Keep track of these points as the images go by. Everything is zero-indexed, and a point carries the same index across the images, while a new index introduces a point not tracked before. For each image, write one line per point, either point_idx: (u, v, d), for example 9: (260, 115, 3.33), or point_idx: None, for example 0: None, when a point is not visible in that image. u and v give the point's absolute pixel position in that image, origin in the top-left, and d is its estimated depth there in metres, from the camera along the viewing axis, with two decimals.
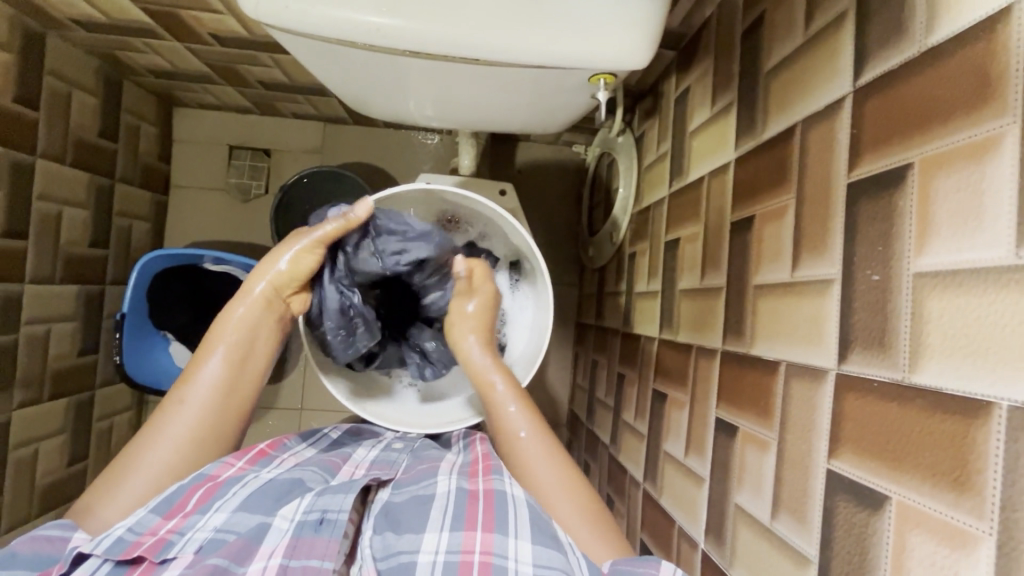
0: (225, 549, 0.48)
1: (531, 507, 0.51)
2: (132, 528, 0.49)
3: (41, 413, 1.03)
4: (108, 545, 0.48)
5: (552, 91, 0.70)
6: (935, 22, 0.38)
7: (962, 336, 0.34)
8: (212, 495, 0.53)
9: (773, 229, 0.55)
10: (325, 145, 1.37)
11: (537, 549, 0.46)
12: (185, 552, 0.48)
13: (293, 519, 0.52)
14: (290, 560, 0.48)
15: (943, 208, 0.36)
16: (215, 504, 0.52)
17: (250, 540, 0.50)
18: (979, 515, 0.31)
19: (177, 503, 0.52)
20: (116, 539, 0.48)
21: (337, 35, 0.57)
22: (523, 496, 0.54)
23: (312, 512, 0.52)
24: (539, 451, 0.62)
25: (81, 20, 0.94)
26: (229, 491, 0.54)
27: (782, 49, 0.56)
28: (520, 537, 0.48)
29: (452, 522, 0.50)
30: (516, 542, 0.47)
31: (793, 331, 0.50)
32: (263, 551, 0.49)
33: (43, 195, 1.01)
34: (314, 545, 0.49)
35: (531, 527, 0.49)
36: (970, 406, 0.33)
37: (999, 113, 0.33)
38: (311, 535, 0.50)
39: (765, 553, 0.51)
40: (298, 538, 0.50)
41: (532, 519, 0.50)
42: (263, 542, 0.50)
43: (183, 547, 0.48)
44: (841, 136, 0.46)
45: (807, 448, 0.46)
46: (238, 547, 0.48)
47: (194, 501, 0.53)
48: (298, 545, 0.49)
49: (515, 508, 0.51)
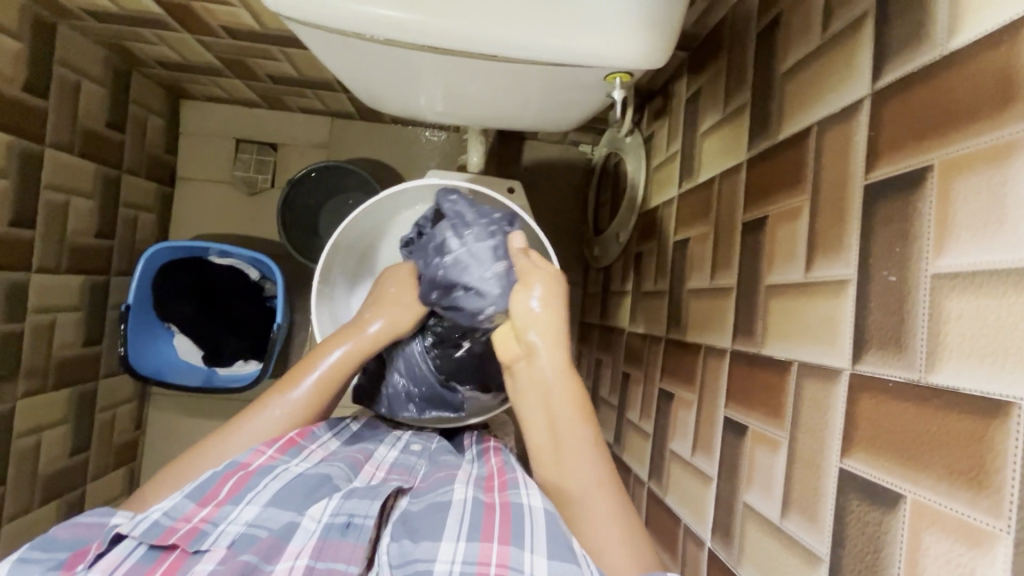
0: (256, 546, 0.48)
1: (548, 518, 0.50)
2: (168, 512, 0.50)
3: (45, 402, 1.03)
4: (144, 529, 0.48)
5: (567, 89, 0.70)
6: (957, 26, 0.38)
7: (980, 337, 0.34)
8: (243, 486, 0.54)
9: (786, 230, 0.55)
10: (332, 140, 1.37)
11: (554, 563, 0.45)
12: (218, 545, 0.48)
13: (320, 520, 0.51)
14: (316, 561, 0.48)
15: (962, 210, 0.36)
16: (247, 496, 0.53)
17: (280, 537, 0.49)
18: (996, 514, 0.32)
19: (210, 492, 0.53)
20: (152, 523, 0.49)
21: (356, 29, 0.58)
22: (542, 505, 0.51)
23: (340, 515, 0.51)
24: (585, 441, 0.58)
25: (92, 9, 0.93)
26: (260, 483, 0.54)
27: (799, 51, 0.57)
28: (536, 551, 0.47)
29: (468, 532, 0.50)
30: (532, 557, 0.46)
31: (806, 331, 0.50)
32: (290, 551, 0.48)
33: (50, 184, 1.01)
34: (340, 548, 0.49)
35: (547, 539, 0.47)
36: (989, 406, 0.33)
37: (1021, 116, 0.33)
38: (337, 538, 0.50)
39: (774, 551, 0.51)
40: (325, 540, 0.49)
41: (548, 530, 0.48)
42: (292, 540, 0.49)
43: (216, 539, 0.48)
44: (859, 138, 0.46)
45: (819, 447, 0.47)
46: (269, 545, 0.48)
47: (226, 490, 0.53)
48: (324, 547, 0.49)
49: (531, 519, 0.50)
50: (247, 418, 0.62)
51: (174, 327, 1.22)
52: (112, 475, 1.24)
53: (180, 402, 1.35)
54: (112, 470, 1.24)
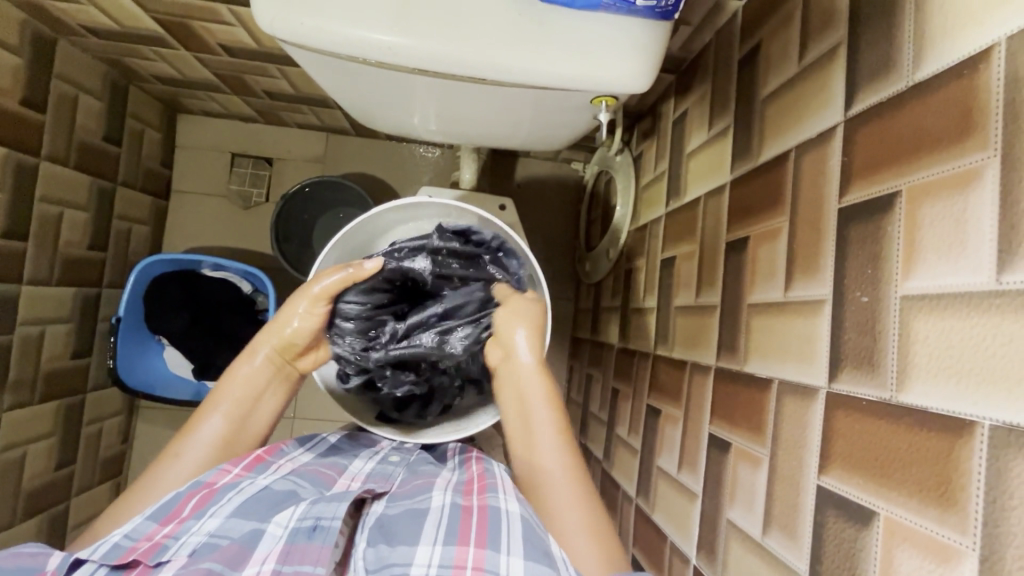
0: (220, 554, 0.48)
1: (524, 523, 0.51)
2: (128, 535, 0.50)
3: (32, 414, 1.02)
4: (104, 552, 0.48)
5: (555, 110, 0.72)
6: (922, 58, 0.40)
7: (946, 357, 0.35)
8: (208, 501, 0.54)
9: (767, 250, 0.56)
10: (327, 155, 1.39)
11: (530, 565, 0.46)
12: (179, 555, 0.48)
13: (287, 525, 0.52)
14: (282, 566, 0.48)
15: (928, 235, 0.37)
16: (211, 509, 0.53)
17: (244, 546, 0.49)
18: (962, 530, 0.33)
19: (173, 510, 0.53)
20: (113, 545, 0.49)
21: (349, 51, 0.59)
22: (519, 511, 0.53)
23: (306, 519, 0.52)
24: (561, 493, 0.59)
25: (92, 26, 0.95)
26: (223, 497, 0.55)
27: (778, 77, 0.59)
28: (511, 553, 0.47)
29: (445, 536, 0.50)
30: (508, 559, 0.47)
31: (786, 349, 0.51)
32: (256, 558, 0.49)
33: (44, 197, 1.01)
34: (306, 552, 0.49)
35: (524, 544, 0.49)
36: (955, 425, 0.34)
37: (979, 146, 0.34)
38: (304, 542, 0.50)
39: (756, 568, 0.52)
40: (291, 545, 0.49)
41: (524, 536, 0.49)
42: (257, 548, 0.50)
43: (177, 550, 0.48)
44: (833, 163, 0.48)
45: (798, 464, 0.47)
46: (233, 553, 0.48)
47: (190, 507, 0.54)
48: (291, 551, 0.49)
49: (509, 525, 0.51)
50: (179, 442, 0.62)
51: (163, 339, 1.23)
52: (97, 490, 1.22)
53: (169, 415, 1.34)
54: (98, 484, 1.23)
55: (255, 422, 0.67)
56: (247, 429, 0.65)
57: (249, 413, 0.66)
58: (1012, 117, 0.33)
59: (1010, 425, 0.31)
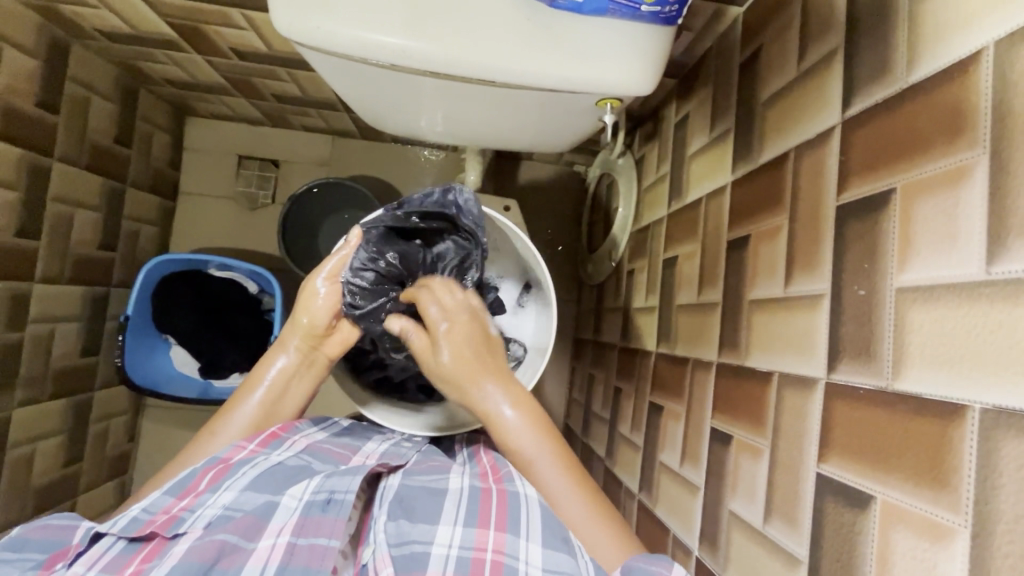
0: (234, 525, 0.50)
1: (543, 508, 0.53)
2: (145, 509, 0.53)
3: (42, 411, 1.04)
4: (123, 525, 0.51)
5: (560, 113, 0.74)
6: (915, 62, 0.42)
7: (939, 346, 0.37)
8: (222, 476, 0.56)
9: (767, 247, 0.58)
10: (333, 157, 1.41)
11: (548, 551, 0.48)
12: (195, 527, 0.50)
13: (302, 498, 0.54)
14: (297, 538, 0.50)
15: (922, 229, 0.39)
16: (225, 483, 0.55)
17: (259, 517, 0.51)
18: (955, 509, 0.34)
19: (189, 486, 0.56)
20: (131, 519, 0.51)
21: (363, 55, 0.61)
22: (537, 495, 0.55)
23: (321, 492, 0.55)
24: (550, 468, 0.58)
25: (106, 30, 0.97)
26: (239, 471, 0.57)
27: (778, 81, 0.61)
28: (531, 539, 0.49)
29: (466, 518, 0.52)
30: (527, 544, 0.49)
31: (786, 343, 0.53)
32: (271, 529, 0.51)
33: (57, 197, 1.03)
34: (322, 524, 0.51)
35: (543, 528, 0.50)
36: (948, 409, 0.35)
37: (970, 144, 0.36)
38: (319, 514, 0.52)
39: (757, 556, 0.53)
40: (306, 517, 0.52)
41: (544, 519, 0.51)
42: (272, 519, 0.52)
43: (192, 523, 0.50)
44: (831, 162, 0.50)
45: (798, 454, 0.49)
46: (247, 524, 0.50)
47: (206, 482, 0.56)
48: (306, 524, 0.51)
49: (528, 508, 0.53)
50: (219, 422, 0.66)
51: (171, 338, 1.24)
52: (103, 487, 1.24)
53: (175, 414, 1.36)
54: (104, 482, 1.24)
55: (286, 406, 0.70)
56: (278, 411, 0.69)
57: (281, 396, 0.69)
58: (1000, 116, 0.35)
59: (1000, 408, 0.32)
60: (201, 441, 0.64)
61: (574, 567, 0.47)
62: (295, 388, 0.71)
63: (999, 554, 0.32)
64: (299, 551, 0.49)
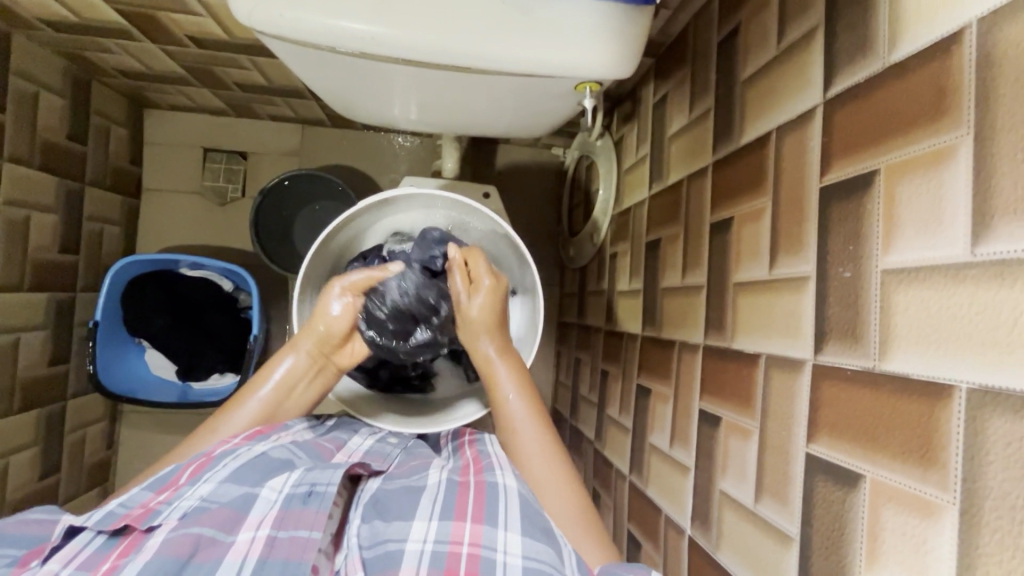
0: (211, 517, 0.48)
1: (522, 501, 0.53)
2: (123, 503, 0.52)
3: (12, 425, 1.00)
4: (99, 519, 0.49)
5: (539, 97, 0.72)
6: (897, 40, 0.41)
7: (924, 327, 0.37)
8: (202, 469, 0.55)
9: (751, 229, 0.58)
10: (303, 147, 1.36)
11: (527, 541, 0.48)
12: (170, 518, 0.48)
13: (281, 490, 0.53)
14: (278, 530, 0.49)
15: (907, 210, 0.39)
16: (205, 475, 0.54)
17: (236, 510, 0.50)
18: (943, 487, 0.35)
19: (170, 479, 0.55)
20: (107, 513, 0.50)
21: (330, 43, 0.58)
22: (516, 487, 0.55)
23: (301, 485, 0.53)
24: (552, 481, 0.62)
25: (50, 19, 0.91)
26: (219, 464, 0.56)
27: (757, 60, 0.60)
28: (509, 529, 0.49)
29: (442, 513, 0.52)
30: (505, 534, 0.48)
31: (772, 325, 0.53)
32: (250, 521, 0.49)
33: (10, 200, 0.98)
34: (302, 516, 0.50)
35: (521, 522, 0.50)
36: (934, 390, 0.36)
37: (953, 124, 0.36)
38: (299, 507, 0.51)
39: (749, 535, 0.54)
40: (286, 510, 0.50)
41: (522, 512, 0.51)
42: (251, 512, 0.51)
43: (169, 514, 0.49)
44: (814, 144, 0.49)
45: (787, 434, 0.50)
46: (226, 516, 0.49)
47: (185, 476, 0.55)
48: (286, 516, 0.50)
49: (506, 500, 0.53)
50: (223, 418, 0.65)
51: (144, 342, 1.20)
52: (85, 497, 1.20)
53: (154, 418, 1.32)
54: (85, 492, 1.21)
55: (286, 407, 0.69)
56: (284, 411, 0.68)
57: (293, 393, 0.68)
58: (984, 95, 0.34)
59: (986, 387, 0.33)
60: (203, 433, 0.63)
61: (551, 556, 0.46)
62: (297, 392, 0.68)
63: (987, 529, 0.32)
64: (279, 544, 0.47)
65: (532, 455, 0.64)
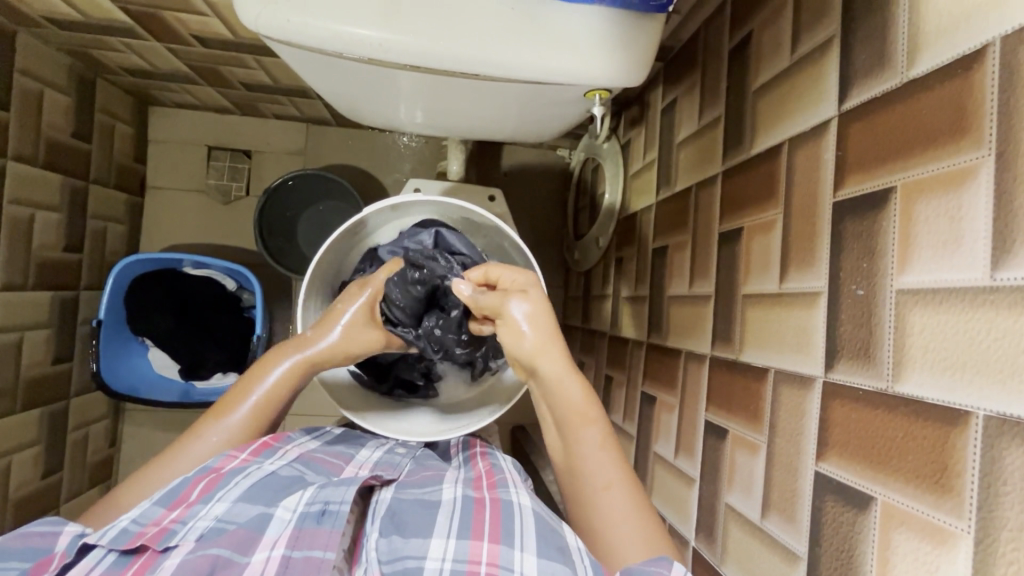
0: (228, 538, 0.49)
1: (537, 520, 0.52)
2: (136, 519, 0.51)
3: (15, 424, 1.00)
4: (113, 536, 0.49)
5: (548, 104, 0.71)
6: (916, 56, 0.41)
7: (940, 351, 0.36)
8: (214, 486, 0.55)
9: (761, 241, 0.57)
10: (308, 146, 1.35)
11: (542, 562, 0.48)
12: (186, 539, 0.49)
13: (296, 509, 0.53)
14: (292, 550, 0.49)
15: (924, 230, 0.38)
16: (218, 493, 0.54)
17: (252, 530, 0.50)
18: (958, 515, 0.34)
19: (181, 495, 0.54)
20: (121, 530, 0.50)
21: (337, 49, 0.57)
22: (531, 505, 0.55)
23: (315, 503, 0.53)
24: (620, 507, 0.57)
25: (55, 17, 0.90)
26: (231, 481, 0.55)
27: (770, 69, 0.59)
28: (525, 549, 0.49)
29: (460, 530, 0.52)
30: (521, 554, 0.48)
31: (782, 340, 0.53)
32: (266, 541, 0.49)
33: (14, 199, 0.97)
34: (317, 535, 0.50)
35: (536, 540, 0.50)
36: (949, 415, 0.35)
37: (974, 145, 0.35)
38: (313, 526, 0.51)
39: (755, 550, 0.54)
40: (300, 529, 0.50)
41: (537, 532, 0.51)
42: (266, 531, 0.51)
43: (185, 534, 0.49)
44: (827, 157, 0.49)
45: (796, 451, 0.49)
46: (241, 537, 0.49)
47: (197, 492, 0.54)
48: (300, 536, 0.50)
49: (521, 517, 0.53)
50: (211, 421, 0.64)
51: (148, 341, 1.20)
52: (87, 495, 1.20)
53: (157, 416, 1.32)
54: (88, 490, 1.21)
55: (278, 413, 0.68)
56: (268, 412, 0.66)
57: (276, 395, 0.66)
58: (1007, 116, 0.34)
59: (1005, 416, 0.32)
60: (193, 439, 0.63)
61: None
62: (282, 386, 0.67)
63: (1003, 560, 0.32)
64: (294, 564, 0.48)
65: (597, 477, 0.59)
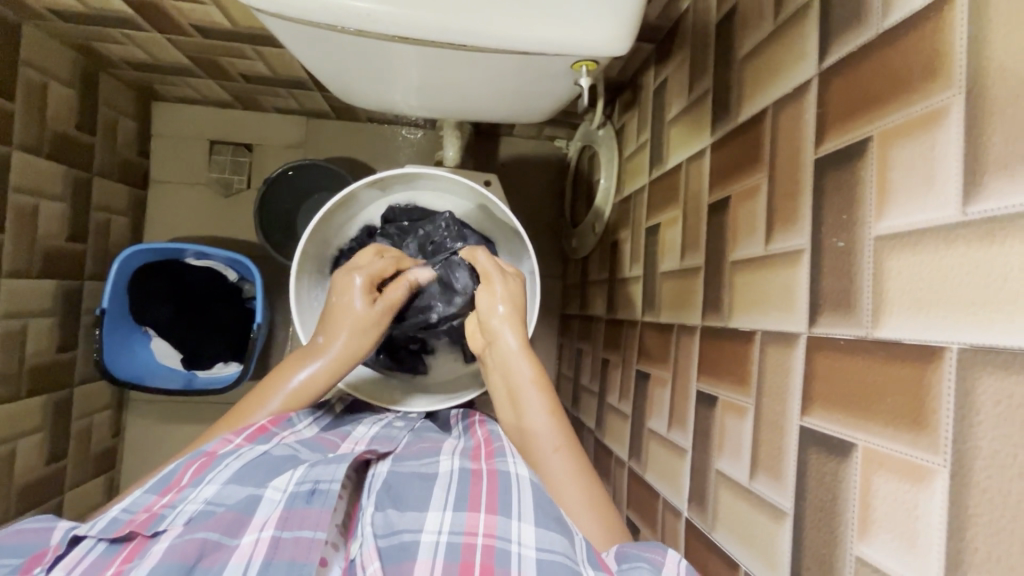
0: (215, 522, 0.49)
1: (534, 489, 0.52)
2: (126, 508, 0.51)
3: (19, 410, 1.01)
4: (103, 526, 0.49)
5: (537, 78, 0.72)
6: (890, 5, 0.41)
7: (916, 290, 0.37)
8: (205, 468, 0.55)
9: (747, 207, 0.58)
10: (308, 139, 1.37)
11: (540, 531, 0.48)
12: (175, 524, 0.49)
13: (285, 489, 0.53)
14: (282, 531, 0.49)
15: (899, 175, 0.39)
16: (208, 476, 0.54)
17: (240, 513, 0.51)
18: (934, 450, 0.34)
19: (172, 481, 0.55)
20: (111, 520, 0.50)
21: (327, 21, 0.59)
22: (529, 474, 0.55)
23: (304, 483, 0.54)
24: (548, 447, 0.62)
25: (59, 9, 0.93)
26: (221, 463, 0.56)
27: (754, 37, 0.60)
28: (522, 520, 0.49)
29: (455, 504, 0.52)
30: (519, 525, 0.49)
31: (768, 301, 0.53)
32: (255, 523, 0.50)
33: (19, 187, 0.99)
34: (306, 516, 0.50)
35: (535, 510, 0.50)
36: (924, 352, 0.36)
37: (945, 86, 0.36)
38: (303, 507, 0.51)
39: (744, 512, 0.54)
40: (290, 510, 0.51)
41: (535, 501, 0.51)
42: (255, 514, 0.51)
43: (173, 519, 0.49)
44: (809, 115, 0.49)
45: (781, 410, 0.49)
46: (229, 520, 0.49)
47: (188, 477, 0.55)
48: (289, 517, 0.50)
49: (518, 489, 0.53)
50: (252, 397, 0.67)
51: (151, 330, 1.21)
52: (90, 484, 1.22)
53: (159, 407, 1.34)
54: (91, 479, 1.22)
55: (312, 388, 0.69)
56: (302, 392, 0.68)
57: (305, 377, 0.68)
58: (976, 52, 0.34)
59: (977, 345, 0.32)
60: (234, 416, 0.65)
61: (565, 544, 0.47)
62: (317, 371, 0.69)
63: (977, 489, 0.32)
64: (283, 545, 0.48)
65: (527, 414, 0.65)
